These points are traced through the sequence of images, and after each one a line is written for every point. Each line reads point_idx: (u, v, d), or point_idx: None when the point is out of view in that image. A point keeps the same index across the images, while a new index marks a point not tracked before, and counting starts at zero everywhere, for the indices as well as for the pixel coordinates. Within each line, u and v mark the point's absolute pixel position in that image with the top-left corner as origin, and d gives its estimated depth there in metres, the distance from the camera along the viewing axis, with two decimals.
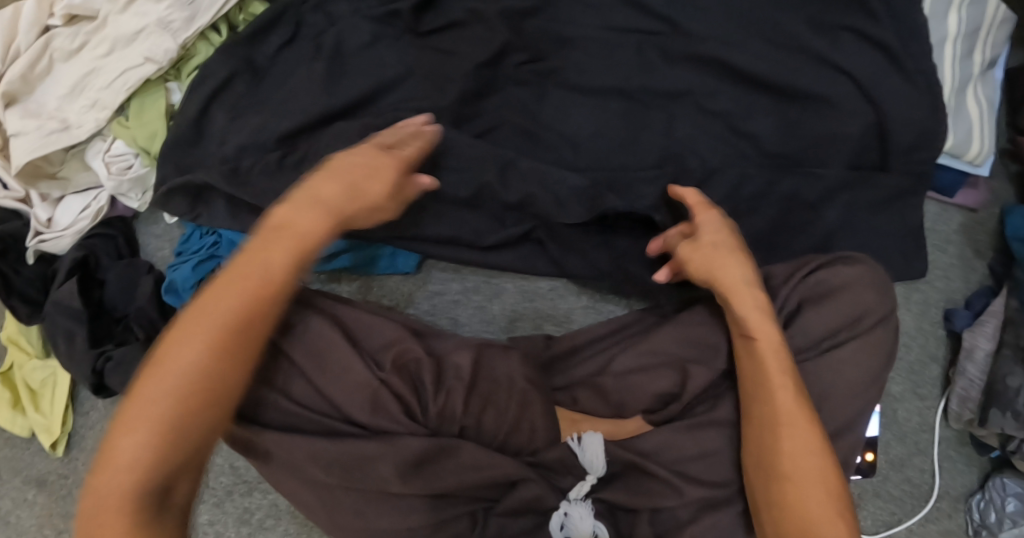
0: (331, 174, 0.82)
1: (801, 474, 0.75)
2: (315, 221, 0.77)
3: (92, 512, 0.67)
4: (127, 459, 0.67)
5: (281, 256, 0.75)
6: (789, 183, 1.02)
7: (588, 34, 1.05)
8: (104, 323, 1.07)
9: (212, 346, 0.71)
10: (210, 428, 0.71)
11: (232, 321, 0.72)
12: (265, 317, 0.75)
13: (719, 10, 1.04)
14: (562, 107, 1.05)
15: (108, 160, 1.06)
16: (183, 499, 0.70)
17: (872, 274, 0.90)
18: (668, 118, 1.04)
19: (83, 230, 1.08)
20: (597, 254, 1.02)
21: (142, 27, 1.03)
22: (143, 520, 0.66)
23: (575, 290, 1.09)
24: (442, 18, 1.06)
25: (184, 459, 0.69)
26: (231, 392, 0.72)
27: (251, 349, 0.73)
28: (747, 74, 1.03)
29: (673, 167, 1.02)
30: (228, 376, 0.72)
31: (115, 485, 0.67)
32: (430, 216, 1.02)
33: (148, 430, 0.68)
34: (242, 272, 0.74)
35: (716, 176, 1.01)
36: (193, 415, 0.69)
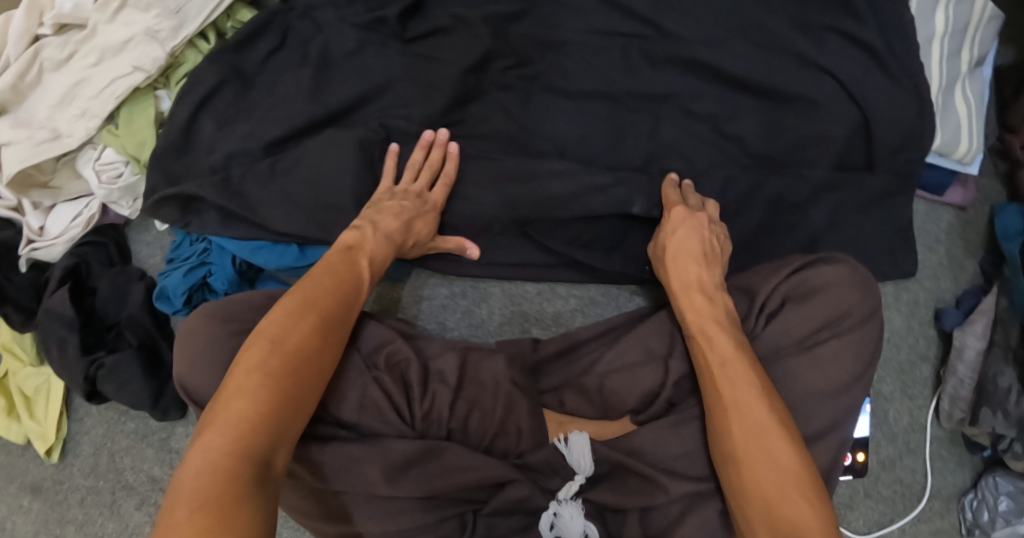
0: (388, 205, 0.94)
1: (758, 460, 0.75)
2: (380, 243, 0.91)
3: (194, 476, 0.67)
4: (233, 424, 0.70)
5: (345, 270, 0.86)
6: (775, 185, 1.03)
7: (573, 37, 1.06)
8: (95, 330, 1.08)
9: (311, 330, 0.78)
10: (305, 405, 0.76)
11: (311, 320, 0.79)
12: (349, 315, 0.83)
13: (702, 11, 1.04)
14: (547, 110, 1.05)
15: (98, 168, 1.06)
16: (281, 473, 0.72)
17: (855, 273, 0.90)
18: (653, 121, 1.04)
19: (75, 238, 1.09)
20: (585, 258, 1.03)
21: (130, 37, 1.03)
22: (248, 480, 0.68)
23: (562, 293, 1.09)
24: (425, 23, 1.06)
25: (286, 430, 0.73)
26: (311, 387, 0.77)
27: (327, 350, 0.79)
28: (732, 75, 1.03)
29: (659, 170, 1.03)
30: (323, 360, 0.79)
31: (220, 449, 0.69)
32: None
33: (252, 397, 0.72)
34: (327, 275, 0.84)
35: (702, 178, 1.02)
36: (296, 387, 0.75)
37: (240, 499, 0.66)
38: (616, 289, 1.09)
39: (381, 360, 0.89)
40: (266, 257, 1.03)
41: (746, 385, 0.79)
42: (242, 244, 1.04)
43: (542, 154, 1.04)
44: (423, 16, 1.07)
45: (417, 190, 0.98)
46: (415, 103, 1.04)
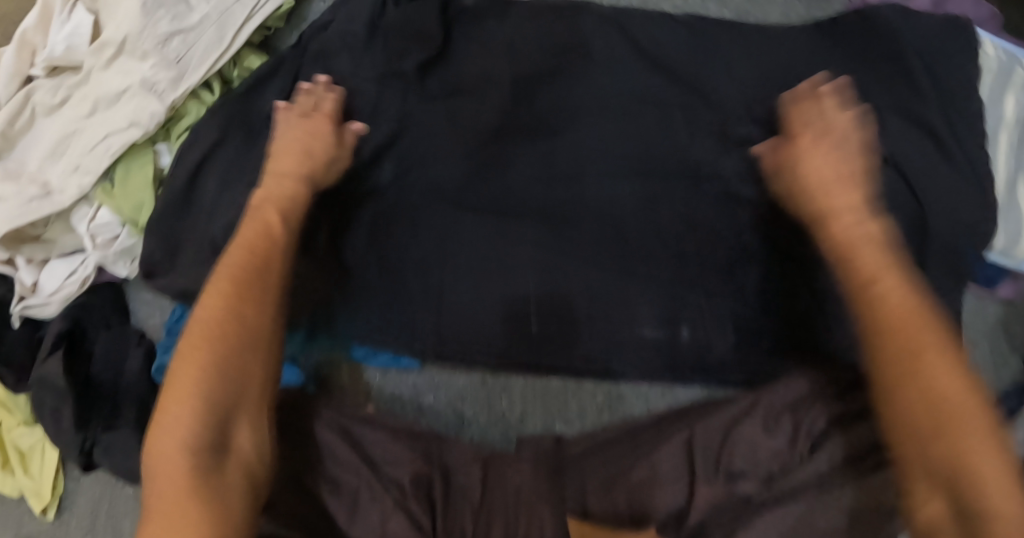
0: (281, 150, 0.91)
1: (943, 376, 0.69)
2: (284, 188, 0.88)
3: (154, 492, 0.70)
4: (178, 421, 0.72)
5: (248, 233, 0.84)
6: (819, 274, 0.95)
7: (611, 102, 1.00)
8: (93, 399, 0.99)
9: (231, 302, 0.78)
10: (256, 378, 0.77)
11: (222, 296, 0.79)
12: (267, 271, 0.82)
13: (751, 80, 1.01)
14: (579, 179, 0.98)
15: (92, 229, 0.99)
16: (247, 452, 0.74)
17: None
18: (690, 203, 0.97)
19: (70, 297, 1.01)
20: (635, 352, 0.94)
21: (126, 89, 0.96)
22: (206, 478, 0.70)
23: (590, 388, 0.96)
24: (445, 75, 1.01)
25: (232, 411, 0.74)
26: (250, 356, 0.77)
27: (249, 310, 0.79)
28: (783, 153, 0.96)
29: (698, 257, 0.96)
30: (251, 324, 0.78)
31: (169, 455, 0.71)
32: (449, 324, 0.94)
33: (189, 394, 0.73)
34: (238, 243, 0.83)
35: (742, 267, 0.96)
36: (233, 362, 0.76)
37: (201, 493, 0.69)
38: (646, 387, 0.96)
39: (409, 476, 0.85)
40: None
41: (933, 323, 0.72)
42: None
43: (581, 241, 0.97)
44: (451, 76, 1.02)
45: (312, 104, 0.95)
46: (435, 168, 0.98)
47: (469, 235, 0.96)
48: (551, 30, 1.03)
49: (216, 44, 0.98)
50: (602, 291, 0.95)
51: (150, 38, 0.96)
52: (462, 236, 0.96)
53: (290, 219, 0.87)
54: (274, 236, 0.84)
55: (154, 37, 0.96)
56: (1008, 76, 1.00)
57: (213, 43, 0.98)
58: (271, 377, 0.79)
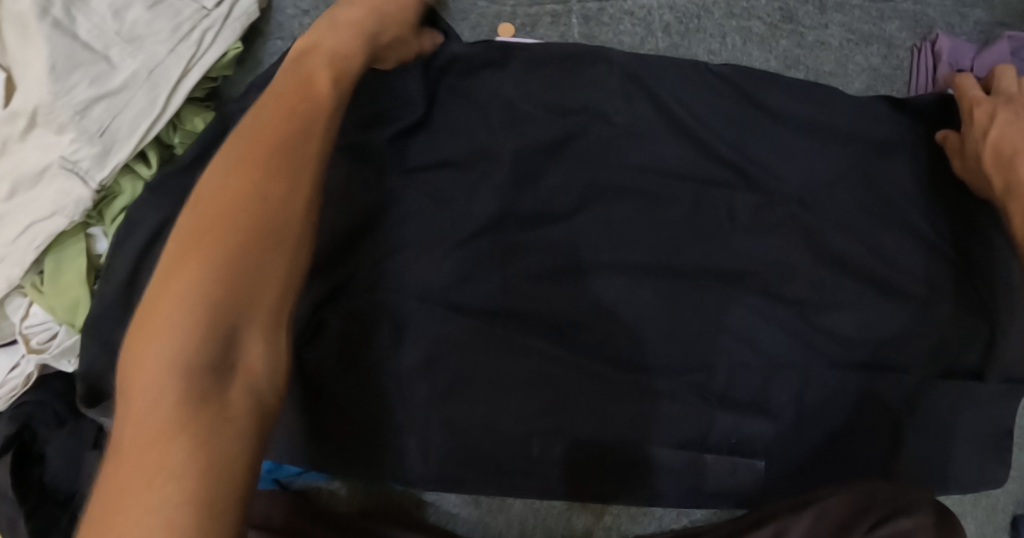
0: (317, 32, 0.75)
1: None
2: (313, 82, 0.70)
3: (136, 412, 0.55)
4: (175, 319, 0.57)
5: (271, 115, 0.67)
6: (863, 385, 0.85)
7: (634, 180, 0.85)
8: (46, 511, 0.89)
9: (246, 190, 0.62)
10: (270, 291, 0.61)
11: (234, 188, 0.62)
12: (292, 162, 0.65)
13: (804, 153, 0.85)
14: (594, 275, 0.84)
15: (25, 330, 0.87)
16: (257, 372, 0.59)
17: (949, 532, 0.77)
18: (721, 304, 0.84)
19: (15, 393, 0.91)
20: (647, 476, 0.85)
21: (44, 167, 0.82)
22: (204, 412, 0.55)
23: (596, 509, 0.88)
24: (428, 144, 0.85)
25: (241, 316, 0.59)
26: (266, 259, 0.61)
27: (273, 210, 0.62)
28: (829, 244, 0.85)
29: (726, 370, 0.85)
30: (271, 223, 0.62)
31: (152, 378, 0.55)
32: (439, 449, 0.83)
33: (182, 310, 0.57)
34: (256, 125, 0.66)
35: (777, 379, 0.85)
36: (247, 259, 0.60)
37: (193, 422, 0.54)
38: (659, 510, 0.89)
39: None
40: None
41: None
42: None
43: (590, 351, 0.84)
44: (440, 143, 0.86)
45: (335, 14, 0.77)
46: (418, 261, 0.83)
47: (462, 342, 0.83)
48: (556, 87, 0.86)
49: (147, 110, 0.85)
50: (613, 410, 0.84)
51: (65, 108, 0.82)
52: (452, 346, 0.83)
53: (312, 113, 0.68)
54: (295, 129, 0.66)
55: (69, 106, 0.82)
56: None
57: (144, 108, 0.85)
58: (291, 292, 0.62)
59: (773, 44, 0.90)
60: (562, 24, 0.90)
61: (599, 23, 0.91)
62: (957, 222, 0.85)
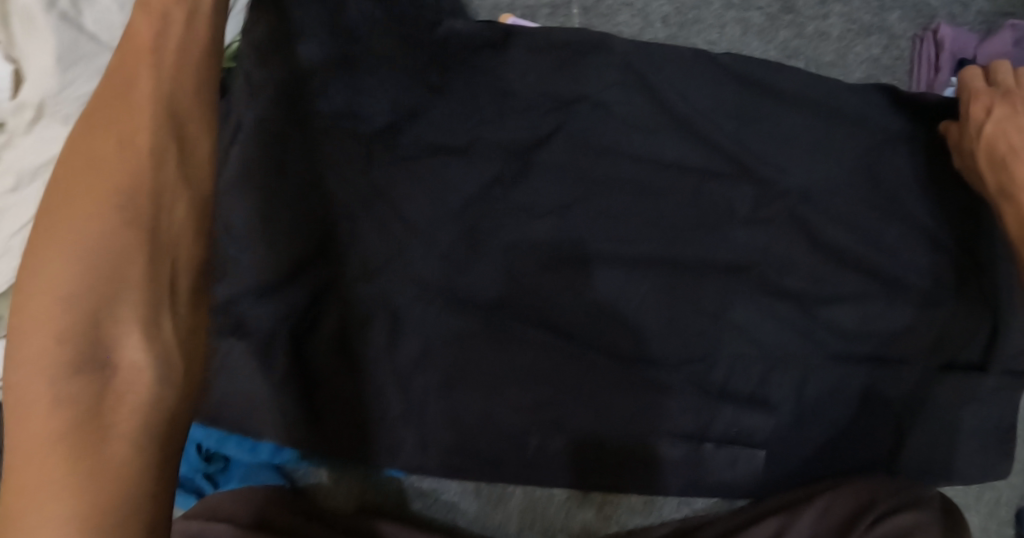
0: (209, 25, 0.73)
1: None
2: (148, 41, 0.61)
3: (22, 425, 0.52)
4: (42, 314, 0.53)
5: (147, 90, 0.59)
6: (864, 378, 0.84)
7: (632, 172, 0.85)
8: None
9: (121, 175, 0.57)
10: (147, 266, 0.56)
11: (119, 163, 0.57)
12: (160, 137, 0.58)
13: (805, 141, 0.84)
14: (591, 266, 0.83)
15: None
16: (137, 382, 0.55)
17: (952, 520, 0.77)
18: (722, 296, 0.84)
19: None
20: (645, 468, 0.84)
21: (52, 158, 0.84)
22: (80, 432, 0.53)
23: (595, 500, 0.88)
24: (423, 133, 0.84)
25: (119, 319, 0.55)
26: (143, 252, 0.56)
27: (145, 193, 0.57)
28: (830, 235, 0.84)
29: (727, 362, 0.84)
30: (141, 206, 0.56)
31: (33, 397, 0.52)
32: (437, 439, 0.83)
33: (66, 302, 0.53)
34: (111, 94, 0.59)
35: (777, 371, 0.84)
36: (105, 236, 0.55)
37: (77, 446, 0.52)
38: (661, 499, 0.88)
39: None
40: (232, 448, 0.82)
41: None
42: (207, 433, 0.82)
43: (589, 343, 0.83)
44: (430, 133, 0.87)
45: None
46: (414, 250, 0.83)
47: (458, 334, 0.83)
48: (554, 76, 0.86)
49: None
50: (611, 402, 0.83)
51: (70, 100, 0.83)
52: (448, 335, 0.83)
53: (158, 75, 0.60)
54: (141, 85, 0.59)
55: (75, 98, 0.84)
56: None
57: None
58: (164, 273, 0.56)
59: (773, 33, 0.90)
60: (562, 15, 0.91)
61: (598, 15, 0.91)
62: (959, 212, 0.84)
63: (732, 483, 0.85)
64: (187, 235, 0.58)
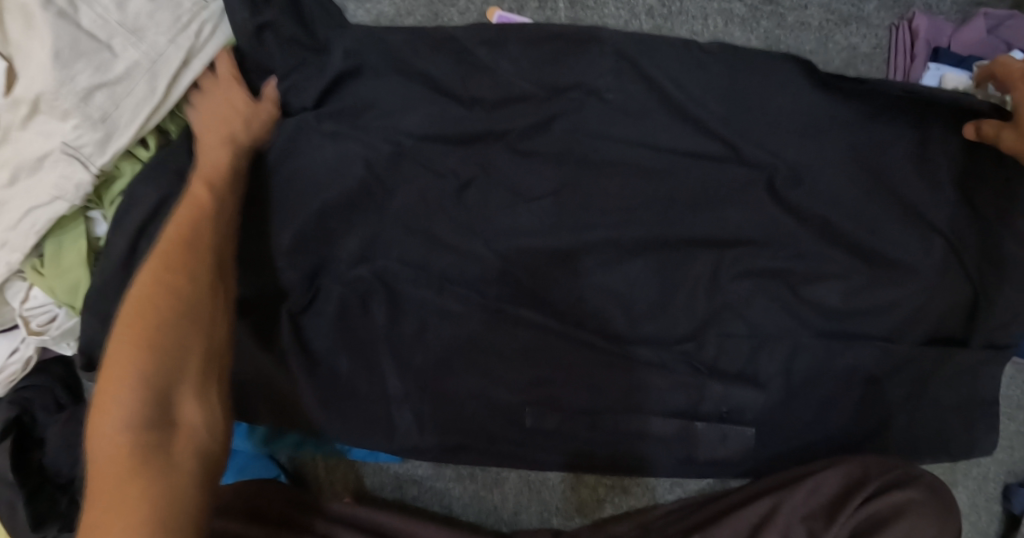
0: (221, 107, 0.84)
1: None
2: (204, 196, 0.76)
3: (102, 447, 0.63)
4: (123, 389, 0.65)
5: (172, 276, 0.70)
6: (850, 357, 0.86)
7: (621, 157, 0.86)
8: (44, 496, 0.90)
9: (163, 339, 0.67)
10: (208, 347, 0.70)
11: (159, 338, 0.67)
12: (211, 305, 0.71)
13: (793, 121, 0.86)
14: (583, 250, 0.86)
15: (25, 313, 0.87)
16: (199, 423, 0.67)
17: (937, 499, 0.80)
18: (711, 277, 0.86)
19: (13, 379, 0.91)
20: (641, 446, 0.86)
21: (46, 153, 0.82)
22: (159, 446, 0.64)
23: (590, 481, 0.89)
24: (419, 117, 0.86)
25: (183, 398, 0.67)
26: (206, 404, 0.68)
27: (211, 360, 0.70)
28: (815, 213, 0.85)
29: (716, 340, 0.86)
30: (196, 349, 0.69)
31: (110, 442, 0.63)
32: (434, 418, 0.86)
33: (124, 441, 0.63)
34: (158, 270, 0.71)
35: (764, 350, 0.86)
36: (174, 354, 0.67)
37: (146, 466, 0.63)
38: (654, 479, 0.89)
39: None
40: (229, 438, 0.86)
41: None
42: None
43: (579, 324, 0.86)
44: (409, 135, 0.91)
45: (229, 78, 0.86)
46: (409, 236, 0.86)
47: (455, 317, 0.86)
48: (548, 63, 0.87)
49: (148, 99, 0.84)
50: (603, 382, 0.85)
51: (68, 95, 0.81)
52: (443, 316, 0.86)
53: (220, 189, 0.79)
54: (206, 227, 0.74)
55: (73, 94, 0.81)
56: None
57: (144, 96, 0.84)
58: (217, 331, 0.71)
59: (755, 24, 0.92)
60: (549, 8, 0.94)
61: (585, 7, 0.94)
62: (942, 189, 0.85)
63: (725, 459, 0.87)
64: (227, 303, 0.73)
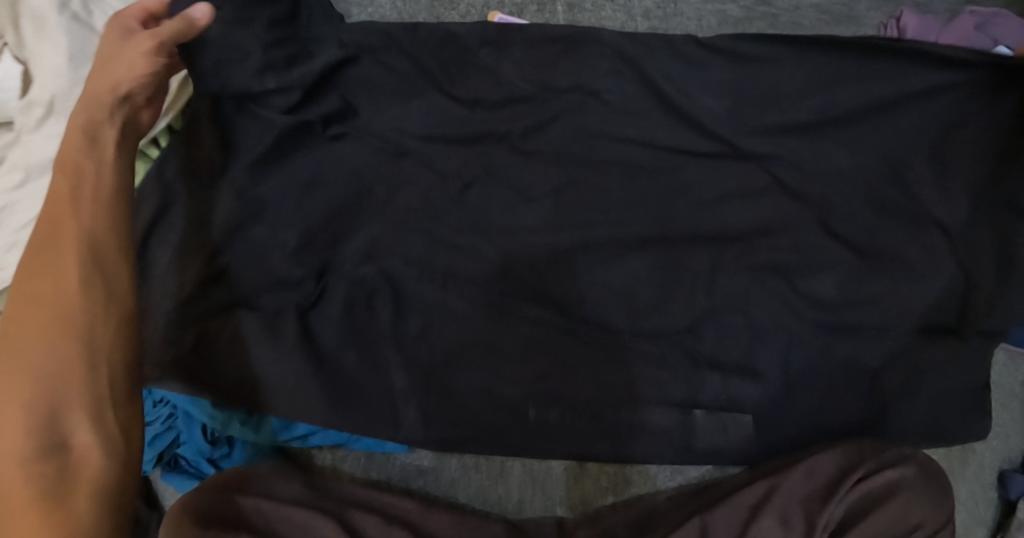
0: (105, 56, 0.74)
1: None
2: (70, 182, 0.67)
3: None
4: (12, 420, 0.59)
5: (44, 278, 0.63)
6: (844, 348, 0.88)
7: (620, 156, 0.90)
8: None
9: (45, 353, 0.61)
10: (93, 358, 0.62)
11: (40, 347, 0.61)
12: (96, 306, 0.63)
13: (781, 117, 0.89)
14: (583, 245, 0.88)
15: None
16: (90, 445, 0.60)
17: (927, 475, 0.85)
18: (709, 270, 0.88)
19: None
20: (643, 436, 0.87)
21: None
22: (53, 478, 0.58)
23: (594, 471, 0.90)
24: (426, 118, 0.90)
25: (66, 418, 0.60)
26: (89, 427, 0.60)
27: (97, 372, 0.62)
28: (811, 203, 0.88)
29: (713, 331, 0.88)
30: (72, 357, 0.61)
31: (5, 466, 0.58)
32: (438, 411, 0.87)
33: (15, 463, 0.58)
34: (31, 273, 0.63)
35: (760, 341, 0.88)
36: (59, 376, 0.60)
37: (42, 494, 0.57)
38: (654, 468, 0.91)
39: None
40: (240, 431, 0.86)
41: None
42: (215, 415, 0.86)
43: (581, 317, 0.88)
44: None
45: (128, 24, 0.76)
46: (413, 234, 0.89)
47: (460, 311, 0.88)
48: (547, 66, 0.90)
49: None
50: (605, 372, 0.87)
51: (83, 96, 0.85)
52: (447, 310, 0.88)
53: (77, 160, 0.68)
54: (76, 227, 0.65)
55: None
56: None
57: None
58: (103, 338, 0.63)
59: (747, 24, 0.95)
60: (548, 11, 0.97)
61: (582, 10, 0.96)
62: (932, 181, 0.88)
63: (726, 447, 0.88)
64: (101, 308, 0.63)
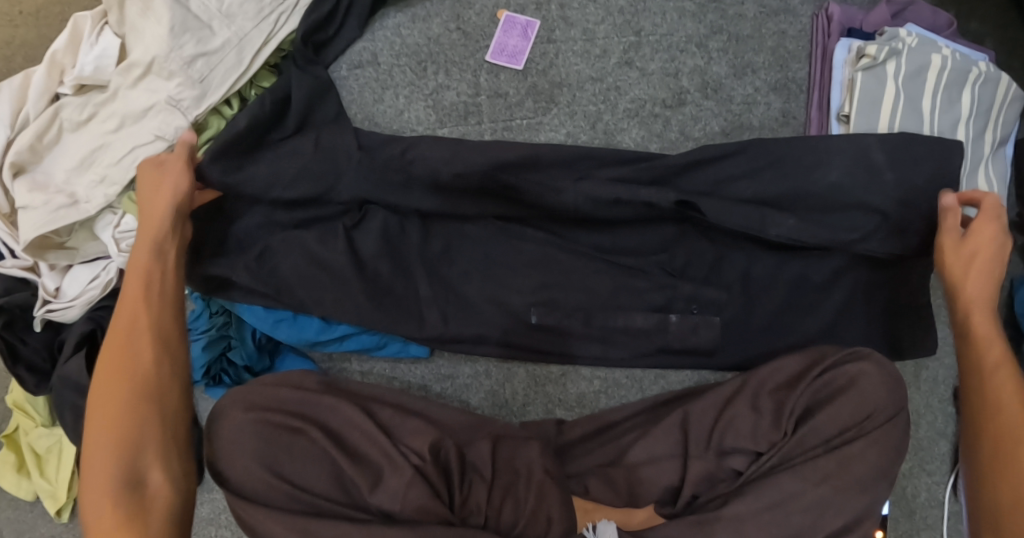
0: (150, 194, 0.93)
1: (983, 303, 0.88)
2: (151, 262, 0.89)
3: (97, 510, 0.77)
4: (104, 466, 0.79)
5: (127, 362, 0.84)
6: (799, 265, 1.01)
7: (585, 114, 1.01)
8: None
9: (127, 405, 0.82)
10: (163, 405, 0.84)
11: (127, 415, 0.81)
12: (160, 374, 0.85)
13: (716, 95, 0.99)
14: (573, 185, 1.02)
15: (117, 236, 1.04)
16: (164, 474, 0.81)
17: (882, 371, 0.92)
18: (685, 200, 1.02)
19: (92, 300, 1.06)
20: (631, 345, 1.02)
21: (152, 105, 1.03)
22: (136, 487, 0.79)
23: (587, 375, 1.05)
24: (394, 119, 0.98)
25: (143, 454, 0.80)
26: (161, 452, 0.82)
27: (167, 421, 0.84)
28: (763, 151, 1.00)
29: (685, 253, 1.02)
30: (151, 425, 0.82)
31: (99, 496, 0.77)
32: (455, 317, 1.01)
33: (109, 509, 0.77)
34: (116, 352, 0.84)
35: (726, 261, 1.02)
36: (138, 428, 0.81)
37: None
38: (640, 372, 1.05)
39: (426, 447, 0.92)
40: (287, 333, 1.00)
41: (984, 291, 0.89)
42: (263, 317, 1.00)
43: (575, 239, 1.02)
44: (428, 105, 1.13)
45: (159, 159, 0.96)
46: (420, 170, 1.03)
47: (469, 236, 1.02)
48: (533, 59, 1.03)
49: (235, 67, 1.06)
50: (594, 286, 1.01)
51: (176, 59, 1.03)
52: (459, 235, 1.02)
53: (162, 245, 0.91)
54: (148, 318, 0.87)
55: (180, 59, 1.03)
56: (925, 59, 1.03)
57: (233, 65, 1.06)
58: (167, 396, 0.85)
59: (703, 16, 1.14)
60: (544, 9, 1.15)
61: (570, 7, 1.15)
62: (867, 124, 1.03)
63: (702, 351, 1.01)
64: (171, 388, 0.85)
